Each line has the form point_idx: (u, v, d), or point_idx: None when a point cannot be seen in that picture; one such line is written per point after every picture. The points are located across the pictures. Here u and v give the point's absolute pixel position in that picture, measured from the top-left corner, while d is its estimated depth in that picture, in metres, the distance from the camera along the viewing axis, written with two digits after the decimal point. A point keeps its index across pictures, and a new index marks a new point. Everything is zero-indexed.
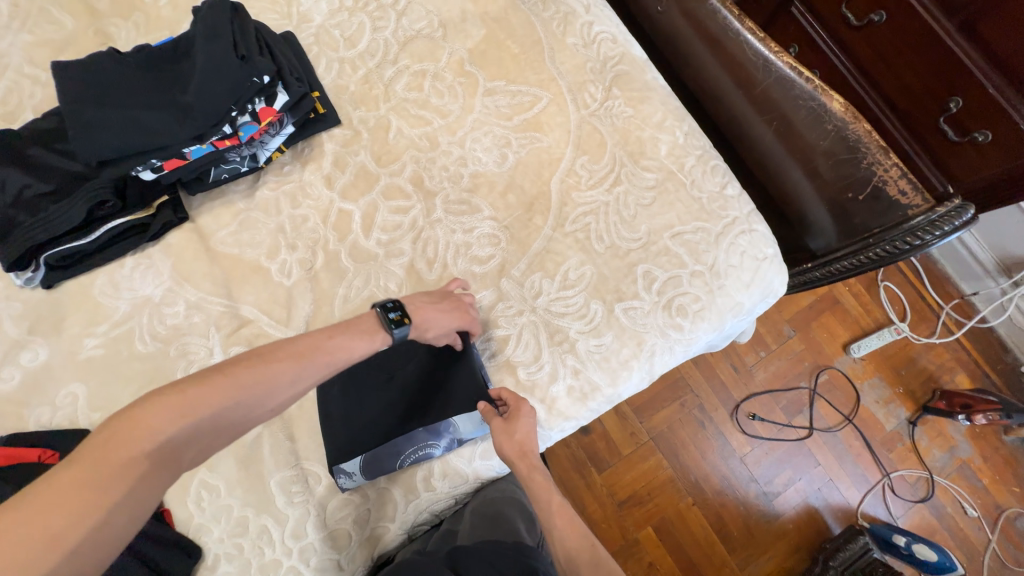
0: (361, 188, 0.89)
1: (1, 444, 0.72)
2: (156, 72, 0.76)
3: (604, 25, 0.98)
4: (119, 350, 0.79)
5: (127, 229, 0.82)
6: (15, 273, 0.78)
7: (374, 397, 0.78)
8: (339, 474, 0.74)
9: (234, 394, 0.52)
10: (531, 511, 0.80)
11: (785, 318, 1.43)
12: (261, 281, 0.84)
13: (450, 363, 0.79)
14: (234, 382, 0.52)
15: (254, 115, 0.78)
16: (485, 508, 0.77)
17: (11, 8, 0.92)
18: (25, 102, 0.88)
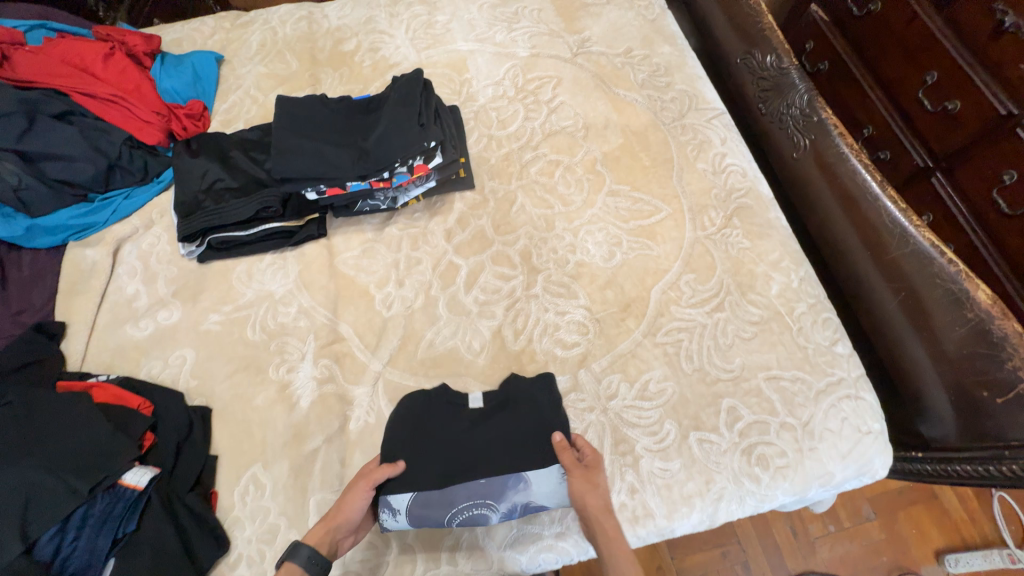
0: (474, 248, 0.96)
1: (115, 382, 0.82)
2: (349, 119, 0.90)
3: (736, 158, 1.02)
4: (232, 331, 0.89)
5: (276, 232, 0.94)
6: (184, 244, 0.93)
7: (443, 428, 0.79)
8: (388, 508, 0.73)
9: None
10: None
11: (865, 494, 1.25)
12: (364, 305, 0.92)
13: (523, 412, 0.80)
14: None
15: (410, 168, 0.89)
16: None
17: (261, 48, 1.19)
18: (242, 115, 1.09)
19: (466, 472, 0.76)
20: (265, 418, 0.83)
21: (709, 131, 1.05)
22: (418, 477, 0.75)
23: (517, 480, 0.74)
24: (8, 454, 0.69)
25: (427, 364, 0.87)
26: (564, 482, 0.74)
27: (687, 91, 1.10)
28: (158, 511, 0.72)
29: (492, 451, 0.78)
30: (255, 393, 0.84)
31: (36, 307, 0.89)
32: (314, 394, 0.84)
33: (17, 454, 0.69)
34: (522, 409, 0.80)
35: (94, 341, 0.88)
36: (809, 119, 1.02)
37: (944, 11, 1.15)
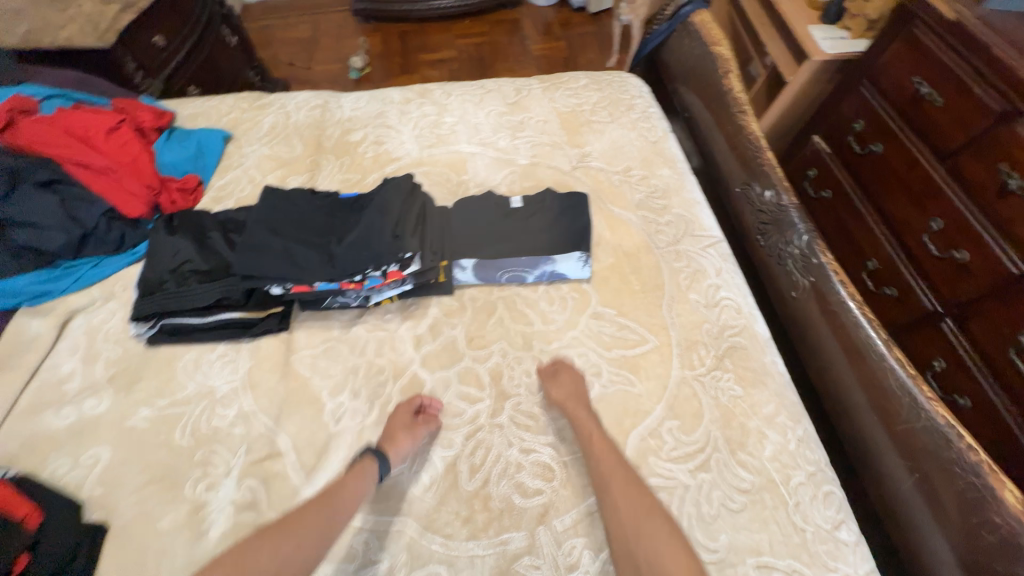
0: (442, 360, 0.90)
1: (10, 482, 0.71)
2: (330, 219, 0.91)
3: (730, 292, 0.97)
4: (160, 431, 0.80)
5: (234, 321, 0.89)
6: (135, 324, 0.88)
7: (479, 226, 1.01)
8: (456, 265, 0.96)
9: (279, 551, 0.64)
10: None
11: None
12: (311, 414, 0.83)
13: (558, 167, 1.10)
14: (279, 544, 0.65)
15: (383, 273, 0.86)
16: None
17: (270, 131, 1.22)
18: (235, 193, 1.09)
19: (511, 250, 0.97)
20: (164, 547, 0.70)
21: (702, 260, 1.01)
22: (476, 248, 0.97)
23: (551, 255, 0.97)
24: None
25: (366, 497, 0.76)
26: (587, 256, 0.98)
27: (684, 216, 1.08)
28: None
29: (544, 223, 1.02)
30: (162, 513, 0.73)
31: None
32: (229, 522, 0.73)
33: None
34: (542, 207, 1.04)
35: (4, 428, 0.80)
36: (809, 260, 0.97)
37: (946, 162, 1.15)
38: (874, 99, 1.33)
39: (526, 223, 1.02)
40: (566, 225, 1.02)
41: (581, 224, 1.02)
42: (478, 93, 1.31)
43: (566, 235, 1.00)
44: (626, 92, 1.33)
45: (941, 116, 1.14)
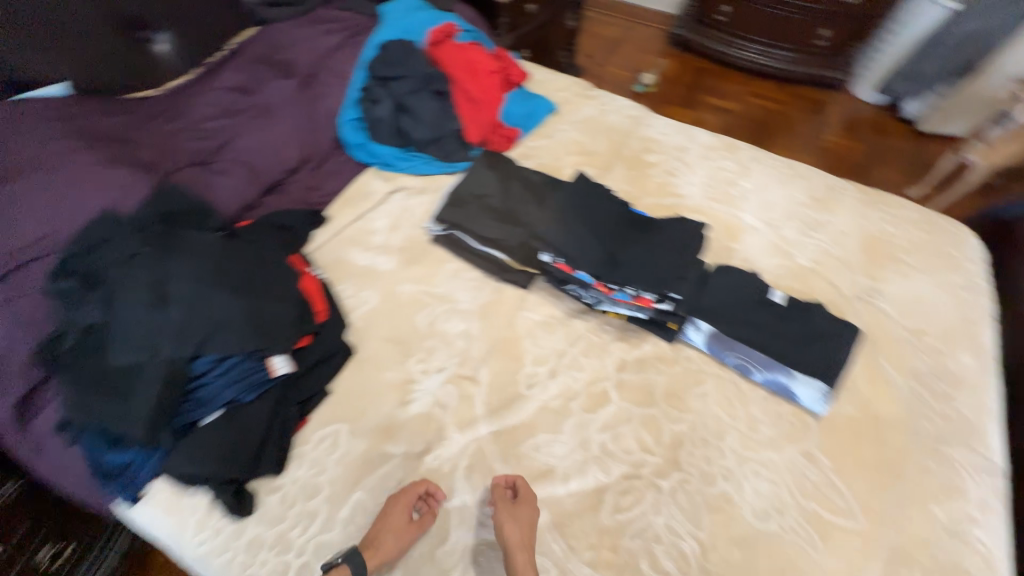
0: (635, 395, 0.91)
1: (319, 280, 0.99)
2: (621, 226, 0.98)
3: (987, 540, 0.78)
4: (411, 307, 0.99)
5: (494, 259, 1.04)
6: (432, 221, 1.10)
7: (734, 301, 0.97)
8: (692, 323, 0.96)
9: None
10: None
11: None
12: (512, 366, 0.93)
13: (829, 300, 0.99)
14: None
15: (635, 295, 0.92)
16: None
17: (585, 121, 1.36)
18: (537, 159, 1.25)
19: (752, 341, 0.94)
20: (378, 392, 0.88)
21: (966, 482, 0.83)
22: (720, 319, 0.95)
23: (791, 371, 0.91)
24: (239, 288, 0.88)
25: (522, 463, 0.83)
26: (829, 396, 0.89)
27: (967, 420, 0.89)
28: (266, 403, 0.81)
29: (800, 334, 0.94)
30: (388, 367, 0.91)
31: (321, 191, 1.18)
32: (424, 406, 0.87)
33: (240, 292, 0.88)
34: (808, 318, 0.96)
35: (329, 242, 1.07)
36: None
37: None
38: None
39: (780, 324, 0.96)
40: (823, 349, 0.93)
41: (837, 357, 0.92)
42: (784, 174, 1.26)
43: (818, 360, 0.91)
44: (958, 250, 1.13)
45: None
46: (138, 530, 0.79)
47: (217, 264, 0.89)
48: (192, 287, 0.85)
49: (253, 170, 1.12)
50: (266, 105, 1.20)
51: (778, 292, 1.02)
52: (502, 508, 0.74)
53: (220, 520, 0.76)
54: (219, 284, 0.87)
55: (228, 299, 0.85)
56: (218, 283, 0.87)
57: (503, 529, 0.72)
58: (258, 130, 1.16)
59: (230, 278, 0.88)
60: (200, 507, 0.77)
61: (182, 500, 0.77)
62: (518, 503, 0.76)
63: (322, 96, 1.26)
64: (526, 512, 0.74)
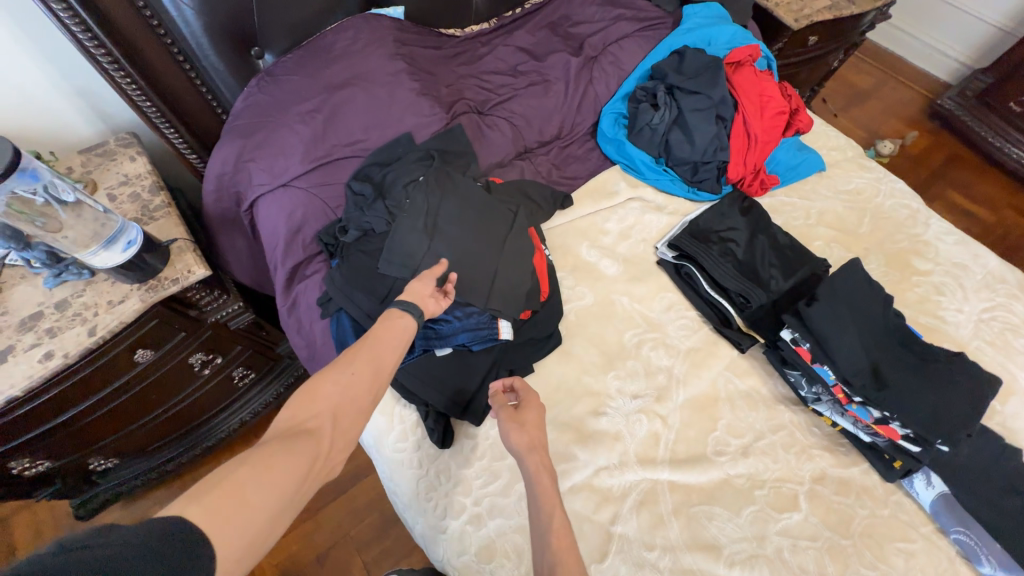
0: (828, 516, 0.83)
1: (548, 262, 1.02)
2: (888, 337, 0.87)
3: None
4: (622, 322, 0.99)
5: (720, 310, 0.99)
6: (665, 244, 1.07)
7: (986, 474, 0.83)
8: (923, 474, 0.85)
9: (352, 374, 0.59)
10: None
11: None
12: (704, 424, 0.90)
13: None
14: (352, 367, 0.60)
15: (880, 419, 0.83)
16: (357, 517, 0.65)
17: (853, 194, 1.21)
18: (789, 217, 1.15)
19: (995, 529, 0.79)
20: (574, 391, 0.91)
21: None
22: (961, 485, 0.83)
23: None
24: (490, 249, 0.94)
25: (693, 527, 0.80)
26: None
27: None
28: (489, 359, 0.88)
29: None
30: (589, 372, 0.93)
31: (562, 173, 1.21)
32: (613, 424, 0.88)
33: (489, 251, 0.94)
34: None
35: (563, 227, 1.11)
36: None
37: None
38: None
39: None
40: None
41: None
42: None
43: None
44: None
45: None
46: None
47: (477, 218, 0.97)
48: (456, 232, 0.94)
49: (517, 133, 1.18)
50: (547, 75, 1.23)
51: None
52: (503, 411, 0.72)
53: (420, 438, 0.86)
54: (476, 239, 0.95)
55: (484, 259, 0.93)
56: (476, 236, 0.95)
57: (504, 431, 0.70)
58: (534, 97, 1.19)
59: (485, 236, 0.95)
60: (407, 421, 0.87)
61: (393, 407, 0.87)
62: (520, 407, 0.72)
63: (596, 81, 1.25)
64: (531, 416, 0.71)
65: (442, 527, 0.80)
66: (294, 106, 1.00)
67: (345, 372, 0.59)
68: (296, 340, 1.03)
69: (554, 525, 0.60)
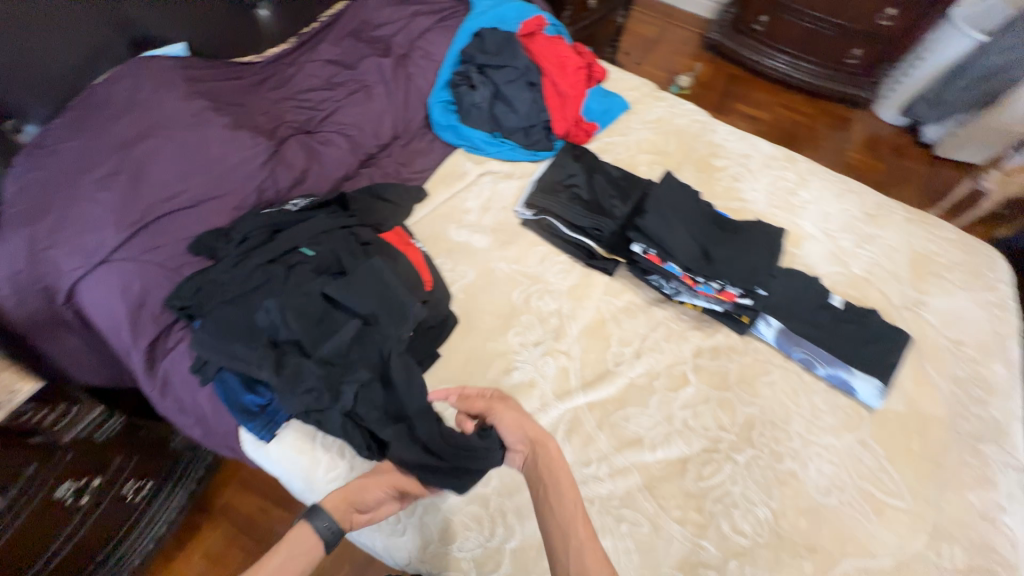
0: (711, 380, 1.00)
1: (422, 254, 1.06)
2: (706, 223, 1.07)
3: (1013, 523, 0.89)
4: (507, 285, 1.07)
5: (583, 246, 1.12)
6: (522, 206, 1.17)
7: (801, 301, 1.07)
8: (763, 319, 1.06)
9: None
10: None
11: None
12: (600, 345, 1.01)
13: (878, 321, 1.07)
14: None
15: (719, 289, 1.03)
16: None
17: (657, 123, 1.43)
18: (615, 155, 1.32)
19: (817, 340, 1.03)
20: (483, 360, 0.96)
21: (997, 474, 0.94)
22: (788, 316, 1.05)
23: (847, 370, 1.01)
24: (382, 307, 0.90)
25: (616, 431, 0.92)
26: (882, 396, 0.99)
27: (997, 421, 1.00)
28: None
29: (855, 336, 1.04)
30: (492, 338, 0.99)
31: (411, 168, 1.24)
32: (526, 375, 0.95)
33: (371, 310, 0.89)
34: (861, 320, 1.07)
35: (428, 218, 1.15)
36: None
37: None
38: None
39: (838, 326, 1.05)
40: (877, 352, 1.03)
41: (887, 362, 1.02)
42: (840, 188, 1.35)
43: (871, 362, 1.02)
44: (989, 270, 1.25)
45: None
46: (268, 462, 0.88)
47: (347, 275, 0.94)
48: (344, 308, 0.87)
49: (353, 143, 1.18)
50: (366, 81, 1.24)
51: (837, 297, 1.12)
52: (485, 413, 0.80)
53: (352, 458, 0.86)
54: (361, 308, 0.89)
55: (361, 281, 0.92)
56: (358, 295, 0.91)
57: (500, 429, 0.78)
58: (358, 104, 1.20)
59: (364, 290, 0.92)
60: (332, 448, 0.86)
61: (313, 442, 0.86)
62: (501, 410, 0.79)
63: (415, 75, 1.30)
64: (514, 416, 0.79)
65: (403, 529, 0.82)
66: (84, 174, 0.88)
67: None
68: (184, 421, 0.96)
69: (570, 503, 0.70)
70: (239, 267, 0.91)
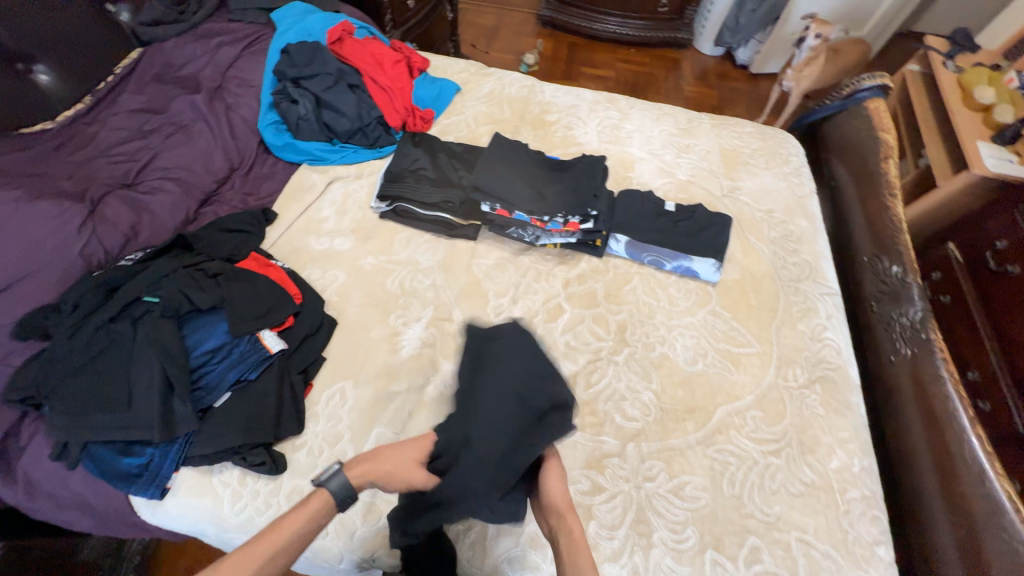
0: (583, 302, 1.11)
1: (286, 271, 1.06)
2: (539, 169, 1.20)
3: (835, 336, 1.10)
4: (379, 275, 1.11)
5: (442, 221, 1.18)
6: (376, 200, 1.21)
7: (640, 212, 1.21)
8: (613, 237, 1.19)
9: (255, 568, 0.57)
10: None
11: None
12: (478, 303, 1.09)
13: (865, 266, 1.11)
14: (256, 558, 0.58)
15: (564, 222, 1.13)
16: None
17: (489, 96, 1.53)
18: (455, 132, 1.40)
19: (660, 241, 1.18)
20: (370, 349, 1.00)
21: (817, 302, 1.14)
22: (632, 228, 1.19)
23: (688, 258, 1.17)
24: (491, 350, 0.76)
25: None
26: (717, 269, 1.16)
27: (810, 262, 1.22)
28: (273, 376, 0.90)
29: (689, 229, 1.20)
30: (374, 327, 1.03)
31: (258, 195, 1.22)
32: (414, 349, 1.00)
33: (465, 409, 0.70)
34: (690, 214, 1.23)
35: (285, 236, 1.15)
36: (917, 333, 1.07)
37: None
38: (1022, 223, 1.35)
39: (675, 225, 1.21)
40: (709, 236, 1.20)
41: (718, 242, 1.18)
42: (657, 113, 1.54)
43: (705, 245, 1.18)
44: (785, 148, 1.49)
45: None
46: (166, 519, 0.85)
47: (470, 423, 0.68)
48: (534, 357, 0.73)
49: (183, 184, 1.13)
50: (181, 121, 1.20)
51: (670, 202, 1.28)
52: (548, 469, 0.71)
53: (254, 483, 0.84)
54: (458, 418, 0.69)
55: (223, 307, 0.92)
56: (543, 382, 0.70)
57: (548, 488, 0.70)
58: (179, 146, 1.16)
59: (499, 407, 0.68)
60: (231, 481, 0.84)
61: (212, 479, 0.84)
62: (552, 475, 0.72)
63: (234, 105, 1.28)
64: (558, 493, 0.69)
65: (324, 533, 0.83)
66: None
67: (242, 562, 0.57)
68: (68, 516, 0.89)
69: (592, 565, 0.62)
70: (77, 336, 0.85)
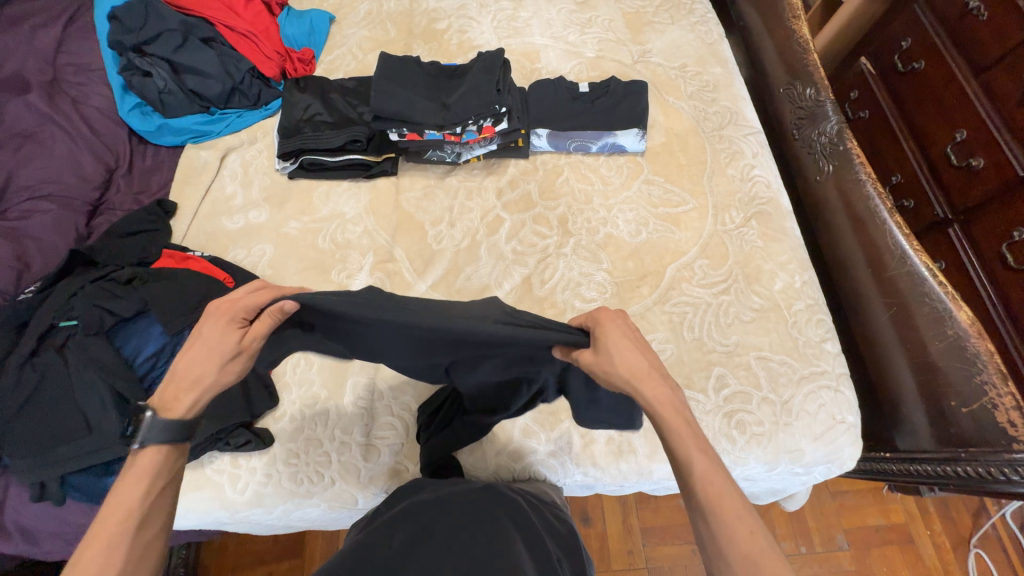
0: (520, 207, 1.09)
1: (207, 258, 0.99)
2: (437, 80, 1.13)
3: (763, 171, 1.13)
4: (307, 237, 1.05)
5: (357, 164, 1.11)
6: (280, 160, 1.11)
7: (551, 97, 1.15)
8: (534, 134, 1.15)
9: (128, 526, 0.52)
10: (550, 520, 0.78)
11: (829, 488, 1.44)
12: (417, 237, 1.06)
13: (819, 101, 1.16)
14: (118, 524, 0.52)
15: (479, 128, 1.08)
16: (404, 515, 0.69)
17: (367, 15, 1.36)
18: (342, 67, 1.27)
19: (580, 124, 1.14)
20: None
21: (743, 144, 1.16)
22: (550, 117, 1.14)
23: (611, 134, 1.14)
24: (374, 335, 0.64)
25: (463, 292, 1.00)
26: (643, 137, 1.14)
27: (730, 108, 1.21)
28: None
29: (608, 105, 1.15)
30: (318, 288, 1.00)
31: (152, 191, 1.11)
32: None
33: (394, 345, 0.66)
34: (603, 85, 1.17)
35: (194, 224, 1.07)
36: (836, 147, 1.11)
37: (983, 75, 1.20)
38: (923, 17, 1.35)
39: (592, 104, 1.15)
40: (627, 102, 1.15)
41: (639, 107, 1.14)
42: None
43: (624, 115, 1.14)
44: None
45: (984, 30, 1.19)
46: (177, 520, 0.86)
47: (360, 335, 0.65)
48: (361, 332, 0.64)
49: (57, 197, 1.01)
50: (26, 130, 1.05)
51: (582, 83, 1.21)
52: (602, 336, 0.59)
53: (248, 462, 0.86)
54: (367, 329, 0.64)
55: (149, 307, 0.87)
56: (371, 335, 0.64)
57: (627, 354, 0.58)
58: (35, 158, 1.02)
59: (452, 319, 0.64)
60: (225, 468, 0.85)
61: (205, 472, 0.85)
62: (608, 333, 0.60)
63: (82, 97, 1.12)
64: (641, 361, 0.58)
65: (331, 485, 0.86)
66: None
67: (113, 543, 0.51)
68: None
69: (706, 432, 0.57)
70: (3, 380, 0.80)
